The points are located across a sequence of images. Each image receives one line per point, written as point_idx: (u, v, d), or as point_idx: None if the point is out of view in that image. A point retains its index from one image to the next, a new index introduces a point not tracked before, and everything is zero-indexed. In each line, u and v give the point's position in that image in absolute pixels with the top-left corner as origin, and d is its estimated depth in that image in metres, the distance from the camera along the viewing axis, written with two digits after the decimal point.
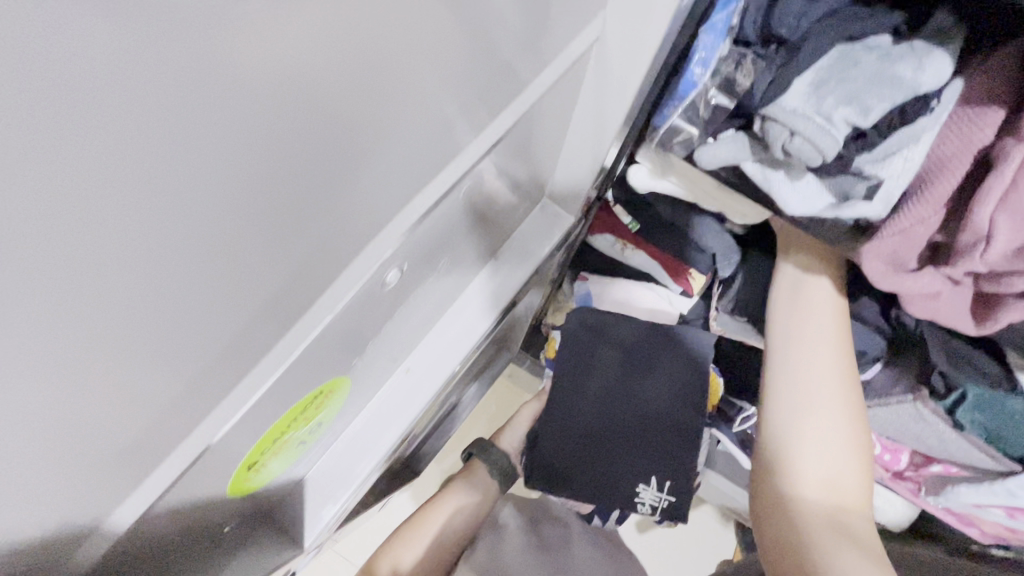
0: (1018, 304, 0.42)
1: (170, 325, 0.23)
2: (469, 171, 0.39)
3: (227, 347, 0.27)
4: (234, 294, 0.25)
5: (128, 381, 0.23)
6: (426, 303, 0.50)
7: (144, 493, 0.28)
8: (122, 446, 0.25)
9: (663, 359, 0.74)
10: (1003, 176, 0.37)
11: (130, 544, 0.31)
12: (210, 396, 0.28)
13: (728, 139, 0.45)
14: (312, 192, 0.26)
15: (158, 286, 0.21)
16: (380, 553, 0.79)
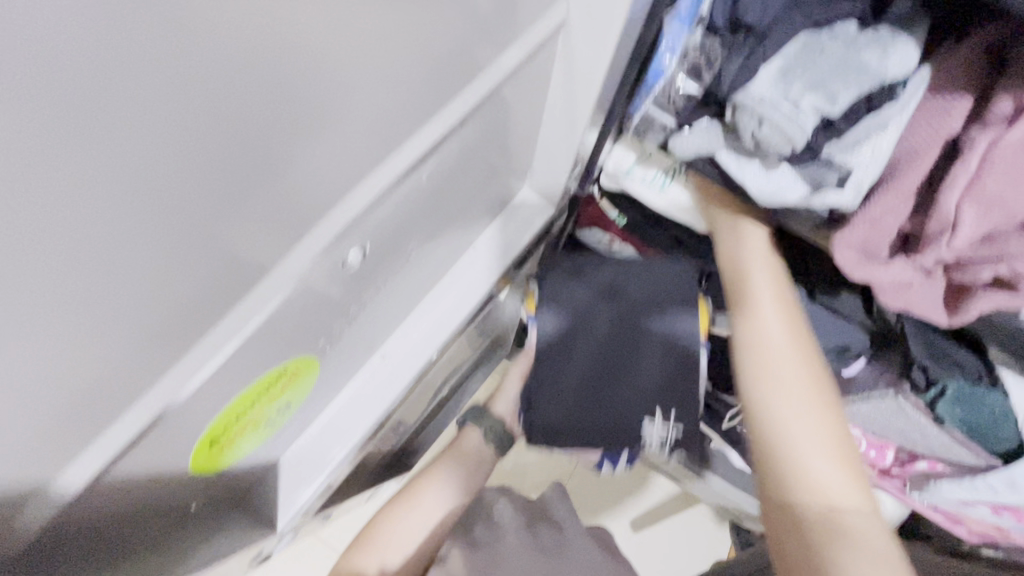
0: (987, 294, 0.41)
1: (111, 285, 0.24)
2: (436, 151, 0.39)
3: (175, 312, 0.28)
4: (179, 260, 0.26)
5: (69, 338, 0.24)
6: (400, 289, 0.51)
7: (95, 455, 0.29)
8: (66, 403, 0.26)
9: (644, 294, 0.66)
10: (968, 164, 0.37)
11: (89, 512, 0.32)
12: (161, 360, 0.29)
13: (699, 128, 0.45)
14: (260, 161, 0.26)
15: (97, 243, 0.22)
16: (362, 554, 0.77)
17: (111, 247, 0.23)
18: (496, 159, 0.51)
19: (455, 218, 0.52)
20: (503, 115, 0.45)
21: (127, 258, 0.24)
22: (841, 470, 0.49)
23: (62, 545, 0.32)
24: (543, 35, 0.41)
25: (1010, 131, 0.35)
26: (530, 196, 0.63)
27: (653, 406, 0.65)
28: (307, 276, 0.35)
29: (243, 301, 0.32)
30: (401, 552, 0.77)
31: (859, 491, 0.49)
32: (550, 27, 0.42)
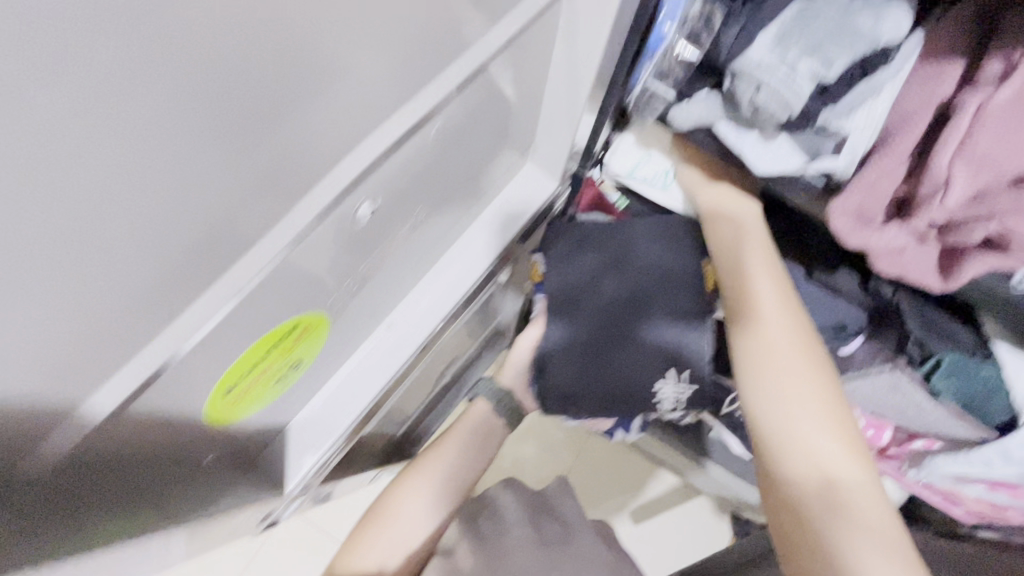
0: (979, 258, 0.42)
1: (123, 216, 0.25)
2: (443, 112, 0.41)
3: (190, 245, 0.29)
4: (194, 188, 0.28)
5: (82, 264, 0.25)
6: (406, 255, 0.52)
7: (121, 383, 0.31)
8: (81, 331, 0.27)
9: (656, 256, 0.66)
10: (959, 125, 0.38)
11: (108, 446, 0.33)
12: (178, 295, 0.31)
13: (699, 99, 0.47)
14: (269, 97, 0.28)
15: (121, 161, 0.24)
16: (364, 546, 0.76)
17: (124, 176, 0.24)
18: (498, 131, 0.53)
19: (459, 189, 0.53)
20: (503, 85, 0.47)
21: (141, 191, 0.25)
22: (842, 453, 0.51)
23: (87, 480, 0.33)
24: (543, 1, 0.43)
25: (999, 91, 0.36)
26: (532, 170, 0.64)
27: (669, 367, 0.63)
28: (318, 227, 0.36)
29: (253, 243, 0.33)
30: (405, 539, 0.77)
31: (859, 467, 0.51)
32: None
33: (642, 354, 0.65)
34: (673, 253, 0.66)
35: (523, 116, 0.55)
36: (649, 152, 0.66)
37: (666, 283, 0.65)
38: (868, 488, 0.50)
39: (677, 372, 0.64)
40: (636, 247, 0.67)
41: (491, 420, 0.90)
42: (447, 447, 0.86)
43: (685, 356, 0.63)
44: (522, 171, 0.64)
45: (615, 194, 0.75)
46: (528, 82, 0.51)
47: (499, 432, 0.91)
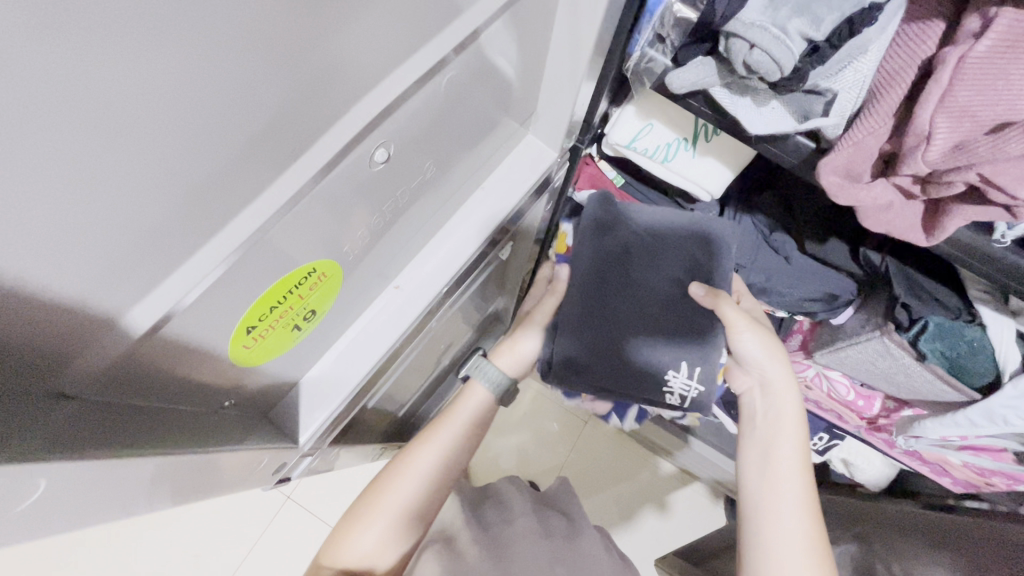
0: (959, 210, 0.45)
1: (169, 138, 0.26)
2: (449, 64, 0.42)
3: (219, 176, 0.30)
4: (229, 121, 0.29)
5: (129, 183, 0.26)
6: (415, 213, 0.54)
7: (159, 301, 0.32)
8: (125, 252, 0.28)
9: (676, 241, 0.73)
10: (940, 79, 0.40)
11: (141, 364, 0.34)
12: (206, 227, 0.32)
13: (694, 63, 0.48)
14: (301, 35, 0.29)
15: (170, 87, 0.25)
16: (352, 536, 0.72)
17: (179, 103, 0.26)
18: (502, 96, 0.54)
19: (464, 153, 0.55)
20: (509, 47, 0.48)
21: (188, 115, 0.26)
22: (800, 515, 0.63)
23: (116, 395, 0.34)
24: None
25: (978, 44, 0.39)
26: (533, 140, 0.66)
27: (680, 360, 0.69)
28: (338, 169, 0.38)
29: (277, 182, 0.34)
30: (395, 535, 0.73)
31: (811, 510, 0.63)
32: None
33: (653, 331, 0.70)
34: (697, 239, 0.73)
35: (530, 83, 0.57)
36: (651, 122, 0.68)
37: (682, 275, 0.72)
38: (810, 530, 0.62)
39: (689, 368, 0.69)
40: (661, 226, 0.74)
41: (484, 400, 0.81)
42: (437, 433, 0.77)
43: (697, 351, 0.69)
44: (524, 141, 0.66)
45: (612, 171, 0.85)
46: (535, 49, 0.53)
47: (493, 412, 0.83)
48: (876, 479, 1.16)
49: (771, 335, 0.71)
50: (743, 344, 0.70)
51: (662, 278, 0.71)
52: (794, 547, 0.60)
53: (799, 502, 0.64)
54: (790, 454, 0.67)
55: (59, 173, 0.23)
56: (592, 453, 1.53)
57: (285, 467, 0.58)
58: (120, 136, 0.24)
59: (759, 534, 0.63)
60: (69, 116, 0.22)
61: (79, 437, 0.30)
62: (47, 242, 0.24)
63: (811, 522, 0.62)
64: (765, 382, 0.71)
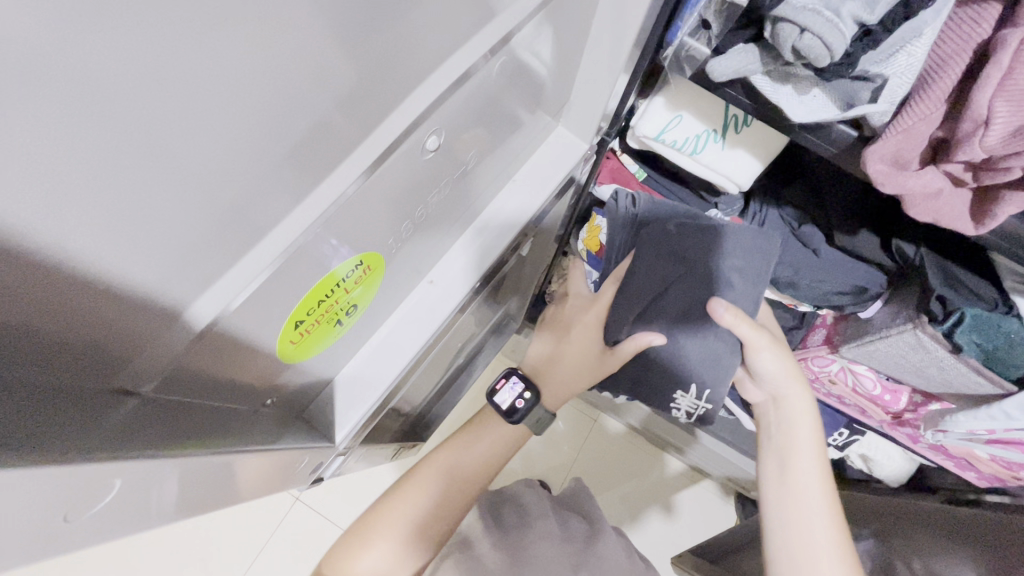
0: (1012, 198, 0.44)
1: (235, 125, 0.25)
2: (495, 56, 0.41)
3: (280, 168, 0.29)
4: (291, 107, 0.27)
5: (196, 169, 0.25)
6: (449, 208, 0.52)
7: (217, 295, 0.31)
8: (188, 243, 0.27)
9: (700, 243, 0.68)
10: (1000, 62, 0.39)
11: (195, 361, 0.33)
12: (263, 220, 0.31)
13: (737, 51, 0.48)
14: (359, 19, 0.28)
15: (235, 69, 0.24)
16: (363, 546, 0.68)
17: (244, 82, 0.24)
18: (539, 87, 0.53)
19: (498, 147, 0.54)
20: (551, 34, 0.47)
21: (253, 98, 0.25)
22: (826, 521, 0.62)
23: (166, 395, 0.33)
24: None
25: None
26: (563, 133, 0.65)
27: (689, 382, 0.70)
28: (390, 163, 0.37)
29: (330, 174, 0.33)
30: (403, 548, 0.69)
31: (836, 516, 0.63)
32: None
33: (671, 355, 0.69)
34: (718, 245, 0.69)
35: (564, 75, 0.56)
36: (680, 114, 0.67)
37: (701, 284, 0.67)
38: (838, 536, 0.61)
39: (697, 391, 0.70)
40: (676, 238, 0.69)
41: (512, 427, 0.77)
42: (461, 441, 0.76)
43: (707, 378, 0.69)
44: (554, 133, 0.65)
45: (634, 165, 0.84)
46: (573, 39, 0.52)
47: (520, 436, 0.79)
48: (895, 474, 1.16)
49: (789, 355, 0.70)
50: (759, 364, 0.69)
51: (676, 290, 0.67)
52: (822, 556, 0.60)
53: (824, 511, 0.63)
54: (808, 464, 0.66)
55: (132, 154, 0.22)
56: (604, 450, 1.53)
57: (316, 468, 0.57)
58: (194, 113, 0.23)
59: (788, 543, 0.63)
60: (150, 88, 0.21)
61: (139, 437, 0.29)
62: (117, 231, 0.23)
63: (838, 528, 0.62)
64: (776, 395, 0.71)
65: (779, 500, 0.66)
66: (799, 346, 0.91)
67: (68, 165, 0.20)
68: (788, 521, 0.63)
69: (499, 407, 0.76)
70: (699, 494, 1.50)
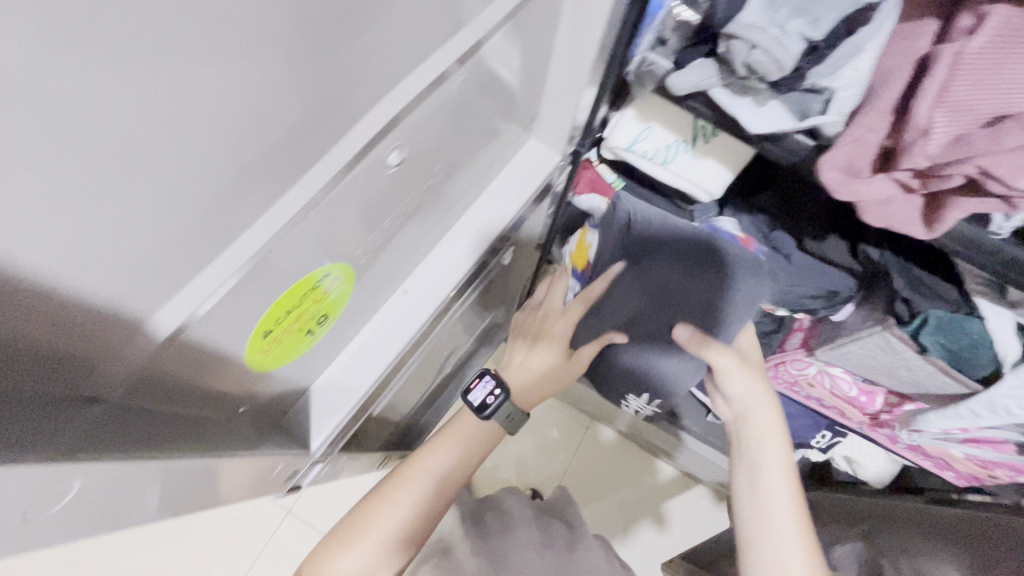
0: (957, 204, 0.46)
1: (188, 145, 0.27)
2: (455, 73, 0.42)
3: (235, 183, 0.31)
4: (244, 128, 0.29)
5: (159, 182, 0.26)
6: (422, 219, 0.54)
7: (182, 304, 0.32)
8: (149, 256, 0.28)
9: (683, 267, 0.68)
10: (936, 75, 0.41)
11: (164, 368, 0.34)
12: (224, 233, 0.32)
13: (695, 65, 0.50)
14: (308, 45, 0.29)
15: (185, 94, 0.25)
16: (340, 552, 0.69)
17: (193, 104, 0.26)
18: (506, 102, 0.55)
19: (470, 160, 0.56)
20: (516, 52, 0.49)
21: (204, 118, 0.26)
22: (797, 537, 0.62)
23: (134, 400, 0.34)
24: None
25: (972, 40, 0.39)
26: (536, 145, 0.67)
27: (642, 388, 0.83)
28: (352, 178, 0.38)
29: (290, 189, 0.35)
30: (377, 559, 0.69)
31: (807, 531, 0.62)
32: None
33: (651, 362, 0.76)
34: (710, 267, 0.67)
35: (531, 90, 0.58)
36: (650, 125, 0.69)
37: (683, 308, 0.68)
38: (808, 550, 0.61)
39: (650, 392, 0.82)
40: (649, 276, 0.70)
41: (486, 427, 0.78)
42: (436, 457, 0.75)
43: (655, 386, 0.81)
44: (526, 146, 0.66)
45: (611, 174, 0.86)
46: (536, 55, 0.53)
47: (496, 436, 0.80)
48: (879, 475, 1.17)
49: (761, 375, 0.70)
50: (732, 383, 0.70)
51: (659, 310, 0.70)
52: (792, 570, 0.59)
53: (796, 526, 0.62)
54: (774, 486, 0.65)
55: (98, 168, 0.24)
56: (594, 458, 1.54)
57: (296, 473, 0.58)
58: (143, 134, 0.24)
59: (761, 561, 0.61)
60: (109, 108, 0.23)
61: (104, 442, 0.30)
62: (78, 243, 0.25)
63: (810, 544, 0.61)
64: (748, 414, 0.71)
65: (749, 524, 0.64)
66: (778, 350, 0.91)
67: (20, 186, 0.21)
68: (758, 537, 0.62)
69: (470, 405, 0.78)
70: (690, 499, 1.51)
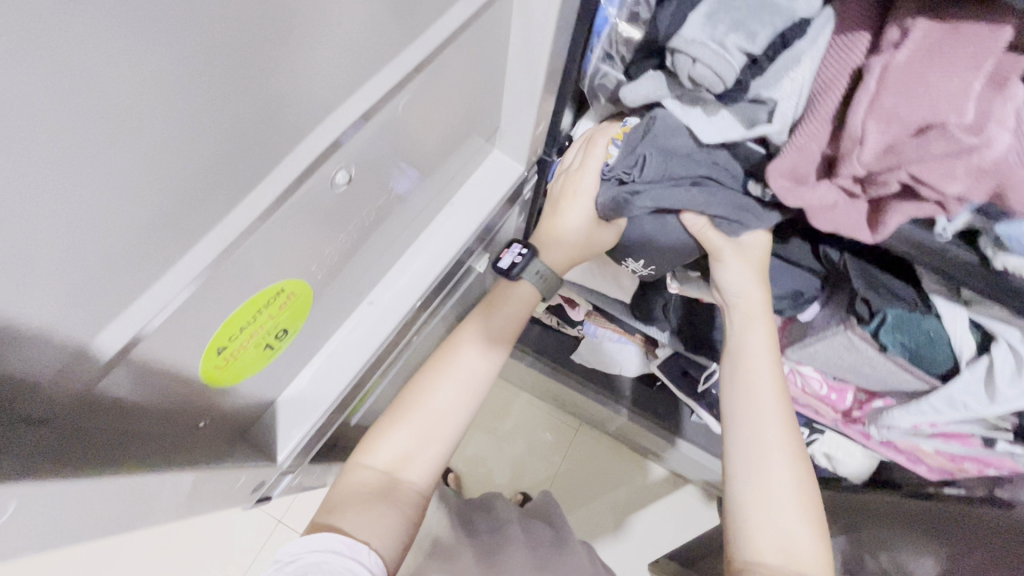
0: (897, 209, 0.47)
1: (115, 178, 0.27)
2: (400, 95, 0.44)
3: (170, 209, 0.31)
4: (175, 159, 0.30)
5: (94, 212, 0.27)
6: (383, 233, 0.55)
7: (123, 325, 0.33)
8: (81, 284, 0.29)
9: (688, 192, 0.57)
10: (867, 88, 0.42)
11: (110, 388, 0.35)
12: (165, 256, 0.33)
13: (647, 78, 0.53)
14: (242, 75, 0.31)
15: (110, 133, 0.26)
16: (388, 433, 0.66)
17: (118, 141, 0.26)
18: (464, 117, 0.56)
19: (429, 174, 0.57)
20: (467, 70, 0.51)
21: (131, 152, 0.27)
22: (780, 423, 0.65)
23: (85, 422, 0.34)
24: None
25: (898, 54, 0.41)
26: (500, 155, 0.68)
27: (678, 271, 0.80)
28: (297, 195, 0.40)
29: (230, 214, 0.36)
30: (427, 439, 0.66)
31: (783, 421, 0.65)
32: None
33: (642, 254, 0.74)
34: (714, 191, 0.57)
35: (487, 104, 0.59)
36: None
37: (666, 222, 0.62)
38: (783, 437, 0.65)
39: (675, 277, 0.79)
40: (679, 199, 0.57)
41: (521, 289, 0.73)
42: (493, 344, 0.71)
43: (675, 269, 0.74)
44: (490, 156, 0.68)
45: None
46: (489, 72, 0.55)
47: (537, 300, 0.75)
48: (858, 471, 1.19)
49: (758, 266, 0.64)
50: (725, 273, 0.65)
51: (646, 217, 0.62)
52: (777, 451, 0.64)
53: (775, 410, 0.66)
54: (764, 378, 0.67)
55: (30, 201, 0.25)
56: (582, 459, 1.55)
57: (262, 485, 0.58)
58: (68, 174, 0.25)
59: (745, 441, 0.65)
60: (33, 147, 0.23)
61: (41, 469, 0.31)
62: (12, 271, 0.25)
63: (787, 432, 0.65)
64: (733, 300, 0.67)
65: (735, 408, 0.67)
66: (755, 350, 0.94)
67: None
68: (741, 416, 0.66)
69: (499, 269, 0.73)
70: (678, 498, 1.52)
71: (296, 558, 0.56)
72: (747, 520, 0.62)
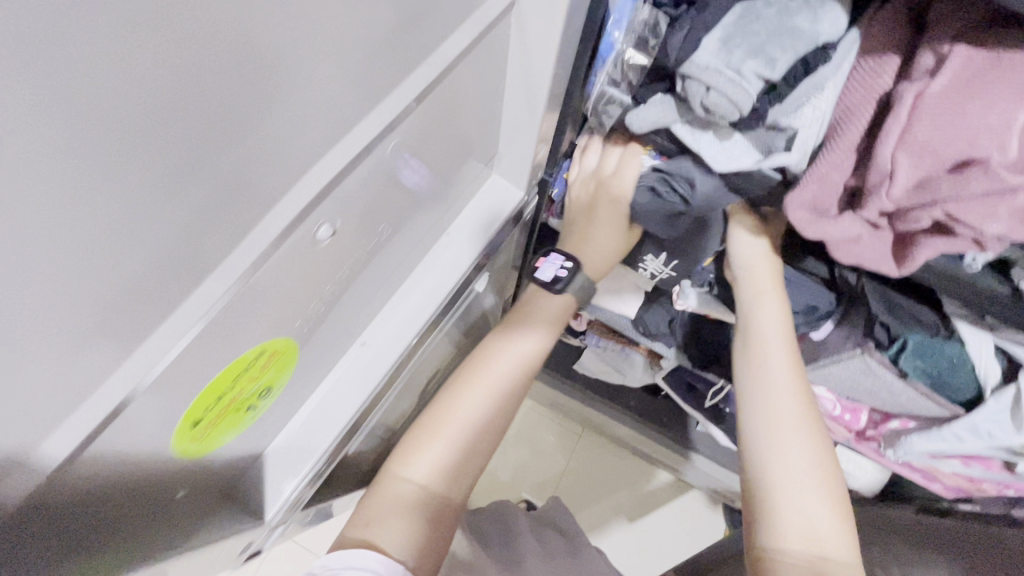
0: (928, 243, 0.43)
1: (54, 276, 0.24)
2: (386, 139, 0.40)
3: (127, 294, 0.28)
4: (127, 243, 0.27)
5: (33, 314, 0.24)
6: (375, 273, 0.52)
7: (79, 423, 0.29)
8: (24, 391, 0.26)
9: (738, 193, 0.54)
10: (898, 118, 0.39)
11: (61, 492, 0.32)
12: (125, 342, 0.30)
13: (655, 102, 0.49)
14: (202, 140, 0.27)
15: (42, 229, 0.22)
16: (424, 446, 0.61)
17: (53, 236, 0.23)
18: (457, 149, 0.53)
19: (423, 208, 0.54)
20: (459, 103, 0.48)
21: (70, 245, 0.24)
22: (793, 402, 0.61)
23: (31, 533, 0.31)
24: (485, 26, 0.43)
25: (933, 82, 0.37)
26: (498, 180, 0.65)
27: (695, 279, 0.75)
28: (278, 255, 0.36)
29: (200, 286, 0.33)
30: (463, 450, 0.62)
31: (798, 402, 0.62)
32: (493, 19, 0.44)
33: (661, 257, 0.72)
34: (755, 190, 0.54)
35: (483, 133, 0.56)
36: None
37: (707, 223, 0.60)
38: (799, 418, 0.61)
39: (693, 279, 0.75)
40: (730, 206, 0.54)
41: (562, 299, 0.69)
42: (532, 347, 0.67)
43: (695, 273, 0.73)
44: (488, 182, 0.65)
45: None
46: (483, 103, 0.52)
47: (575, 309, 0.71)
48: (870, 483, 1.16)
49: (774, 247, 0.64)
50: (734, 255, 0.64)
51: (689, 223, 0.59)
52: (795, 435, 0.60)
53: (788, 391, 0.62)
54: (776, 357, 0.63)
55: None
56: (586, 470, 1.52)
57: (251, 545, 0.56)
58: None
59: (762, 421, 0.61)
60: None
61: None
62: None
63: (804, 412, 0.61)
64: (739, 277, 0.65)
65: (749, 391, 0.64)
66: None
67: None
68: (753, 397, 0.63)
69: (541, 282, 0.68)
70: (685, 507, 1.49)
71: (330, 573, 0.52)
72: (769, 505, 0.58)
